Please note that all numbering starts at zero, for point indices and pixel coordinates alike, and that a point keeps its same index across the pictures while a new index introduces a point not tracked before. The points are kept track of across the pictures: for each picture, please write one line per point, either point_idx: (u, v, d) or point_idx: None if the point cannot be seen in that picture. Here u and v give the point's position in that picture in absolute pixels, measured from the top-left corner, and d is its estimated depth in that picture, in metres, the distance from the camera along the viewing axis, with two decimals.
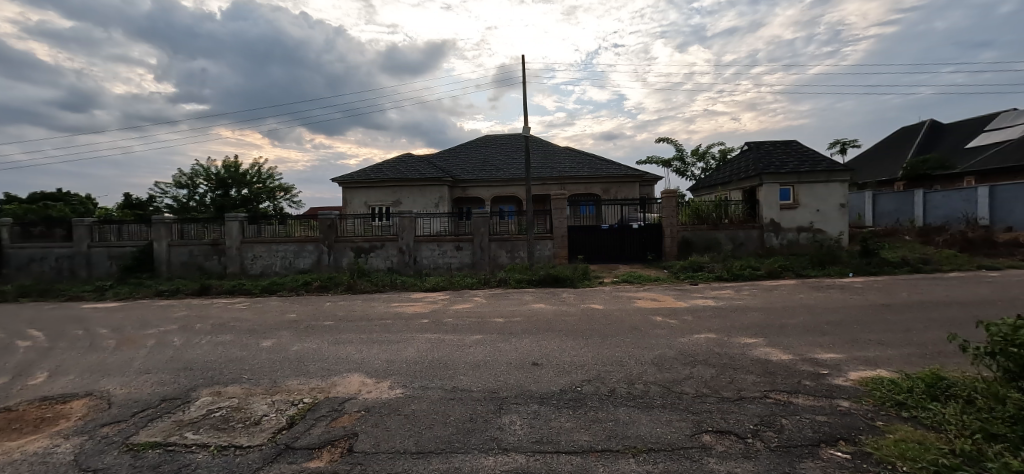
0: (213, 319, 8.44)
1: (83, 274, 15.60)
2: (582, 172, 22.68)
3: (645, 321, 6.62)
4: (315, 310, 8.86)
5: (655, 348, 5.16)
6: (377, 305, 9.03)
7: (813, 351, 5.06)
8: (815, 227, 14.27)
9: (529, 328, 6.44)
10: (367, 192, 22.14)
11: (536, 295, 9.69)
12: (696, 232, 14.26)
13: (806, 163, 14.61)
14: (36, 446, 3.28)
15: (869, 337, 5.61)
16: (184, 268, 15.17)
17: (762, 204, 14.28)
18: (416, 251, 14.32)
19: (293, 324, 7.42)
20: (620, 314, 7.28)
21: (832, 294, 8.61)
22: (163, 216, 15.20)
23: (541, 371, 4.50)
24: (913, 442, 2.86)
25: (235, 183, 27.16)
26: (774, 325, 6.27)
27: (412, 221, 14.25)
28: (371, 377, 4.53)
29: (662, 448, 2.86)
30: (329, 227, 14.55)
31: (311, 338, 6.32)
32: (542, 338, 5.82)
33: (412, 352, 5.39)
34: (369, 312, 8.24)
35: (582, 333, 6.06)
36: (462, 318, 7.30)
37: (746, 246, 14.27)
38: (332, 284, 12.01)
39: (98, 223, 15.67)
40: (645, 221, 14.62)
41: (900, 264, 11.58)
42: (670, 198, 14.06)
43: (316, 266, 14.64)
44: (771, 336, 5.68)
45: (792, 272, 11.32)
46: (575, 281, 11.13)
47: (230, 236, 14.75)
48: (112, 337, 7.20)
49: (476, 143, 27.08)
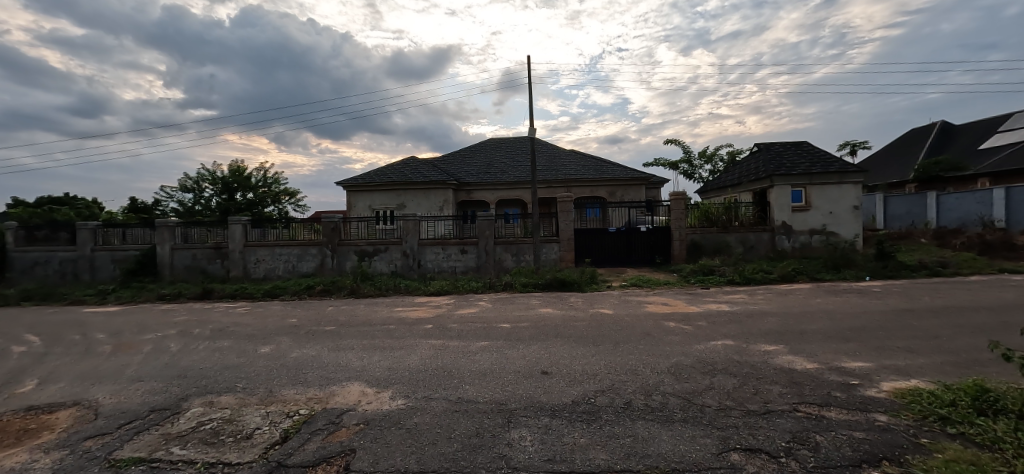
0: (212, 324, 8.24)
1: (85, 278, 15.52)
2: (588, 175, 22.45)
3: (657, 327, 6.34)
4: (316, 315, 8.64)
5: (671, 356, 4.89)
6: (380, 309, 8.80)
7: (838, 360, 4.75)
8: (828, 230, 13.89)
9: (535, 334, 6.18)
10: (371, 195, 22.02)
11: (543, 300, 9.37)
12: (705, 235, 13.97)
13: (818, 164, 14.28)
14: (11, 461, 3.07)
15: (896, 343, 5.30)
16: (186, 271, 15.05)
17: (773, 206, 13.95)
18: (420, 255, 14.13)
19: (293, 330, 7.20)
20: (630, 319, 6.99)
21: (851, 299, 8.26)
22: (166, 219, 15.13)
23: (551, 381, 4.24)
24: (966, 463, 2.57)
25: (240, 187, 27.29)
26: (794, 331, 5.97)
27: (415, 224, 14.07)
28: (371, 387, 4.30)
29: (688, 469, 2.60)
30: (332, 230, 14.39)
31: (310, 345, 6.07)
32: (550, 345, 5.55)
33: (415, 360, 5.16)
34: (371, 317, 8.00)
35: (592, 339, 5.78)
36: (467, 324, 7.03)
37: (756, 249, 13.93)
38: (334, 288, 11.82)
39: (102, 226, 15.68)
40: (652, 225, 14.34)
41: (918, 268, 11.19)
42: (678, 200, 13.80)
43: (318, 269, 14.47)
44: (792, 343, 5.37)
45: (806, 275, 10.96)
46: (582, 285, 10.86)
47: (232, 239, 14.65)
48: (108, 343, 6.99)
49: (481, 146, 27.00)
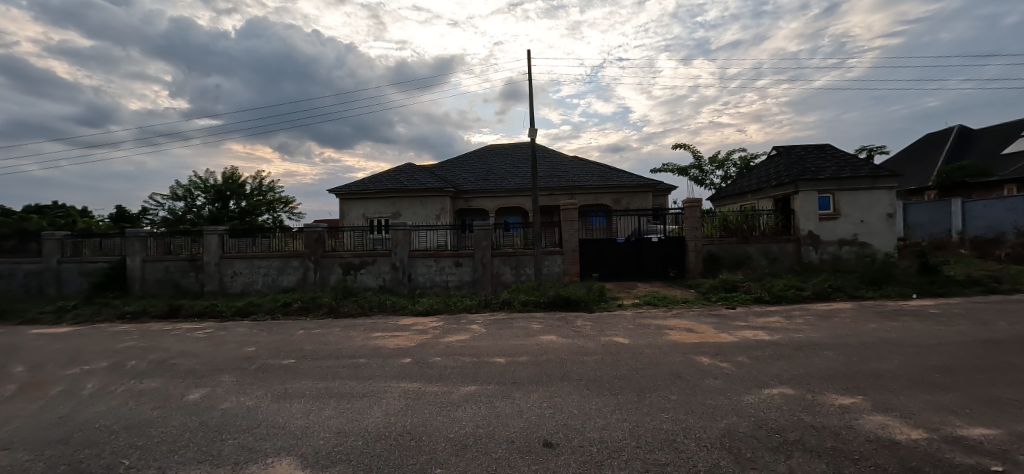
0: (157, 353, 7.00)
1: (50, 292, 14.36)
2: (593, 182, 21.28)
3: (688, 366, 5.06)
4: (281, 341, 7.40)
5: (720, 416, 3.61)
6: (355, 335, 7.54)
7: (950, 424, 3.49)
8: (860, 240, 12.62)
9: (536, 374, 4.93)
10: (365, 203, 20.90)
11: (545, 323, 8.07)
12: (723, 245, 12.73)
13: (846, 168, 13.05)
14: None
15: (1010, 394, 4.03)
16: (158, 286, 13.86)
17: (798, 214, 12.69)
18: (411, 268, 12.94)
19: (242, 364, 5.94)
20: (653, 352, 5.71)
21: (911, 324, 6.94)
22: (139, 229, 14.02)
23: (557, 461, 2.98)
24: None
25: (232, 195, 26.31)
26: (865, 372, 4.69)
27: (406, 234, 12.89)
28: (304, 467, 3.05)
29: None
30: (316, 240, 13.22)
31: (252, 389, 4.82)
32: (555, 394, 4.29)
33: (377, 417, 3.90)
34: (343, 346, 6.74)
35: (608, 383, 4.52)
36: (453, 357, 5.79)
37: (780, 261, 12.66)
38: (313, 306, 10.61)
39: (72, 237, 14.58)
40: (663, 234, 13.12)
41: (969, 284, 9.88)
42: (693, 207, 12.61)
43: (300, 283, 13.26)
44: (873, 394, 4.10)
45: (844, 291, 9.66)
46: (590, 304, 9.60)
47: (208, 250, 13.51)
48: (17, 380, 5.77)
49: (481, 153, 25.95)
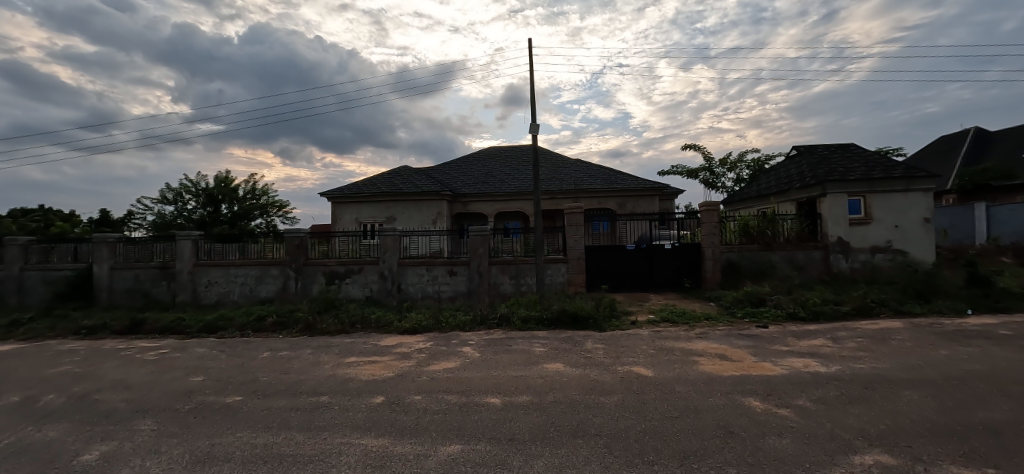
0: (84, 383, 5.84)
1: (11, 303, 13.23)
2: (597, 185, 20.18)
3: (737, 413, 3.90)
4: (238, 368, 6.26)
5: None
6: (326, 360, 6.39)
7: None
8: (895, 247, 11.50)
9: (541, 426, 3.77)
10: (357, 207, 19.81)
11: (549, 345, 6.93)
12: (744, 253, 11.59)
13: (876, 168, 11.94)
14: None
15: None
16: (126, 296, 12.74)
17: (826, 219, 11.56)
18: (401, 277, 11.81)
19: (176, 403, 4.79)
20: (686, 390, 4.57)
21: (990, 350, 5.79)
22: (107, 234, 12.93)
23: None
24: None
25: (223, 199, 25.27)
26: (978, 427, 3.52)
27: (396, 240, 11.80)
28: None
29: None
30: (297, 247, 12.09)
31: (168, 446, 3.67)
32: (568, 463, 3.12)
33: None
34: (307, 376, 5.60)
35: (637, 444, 3.35)
36: (438, 396, 4.65)
37: (807, 270, 11.53)
38: (289, 321, 9.46)
39: (36, 243, 13.47)
40: (677, 241, 11.96)
41: None
42: (710, 211, 11.45)
43: (280, 294, 12.14)
44: (1009, 466, 2.94)
45: (887, 306, 8.51)
46: (599, 321, 8.44)
47: (181, 257, 12.41)
48: None
49: (480, 155, 24.93)
